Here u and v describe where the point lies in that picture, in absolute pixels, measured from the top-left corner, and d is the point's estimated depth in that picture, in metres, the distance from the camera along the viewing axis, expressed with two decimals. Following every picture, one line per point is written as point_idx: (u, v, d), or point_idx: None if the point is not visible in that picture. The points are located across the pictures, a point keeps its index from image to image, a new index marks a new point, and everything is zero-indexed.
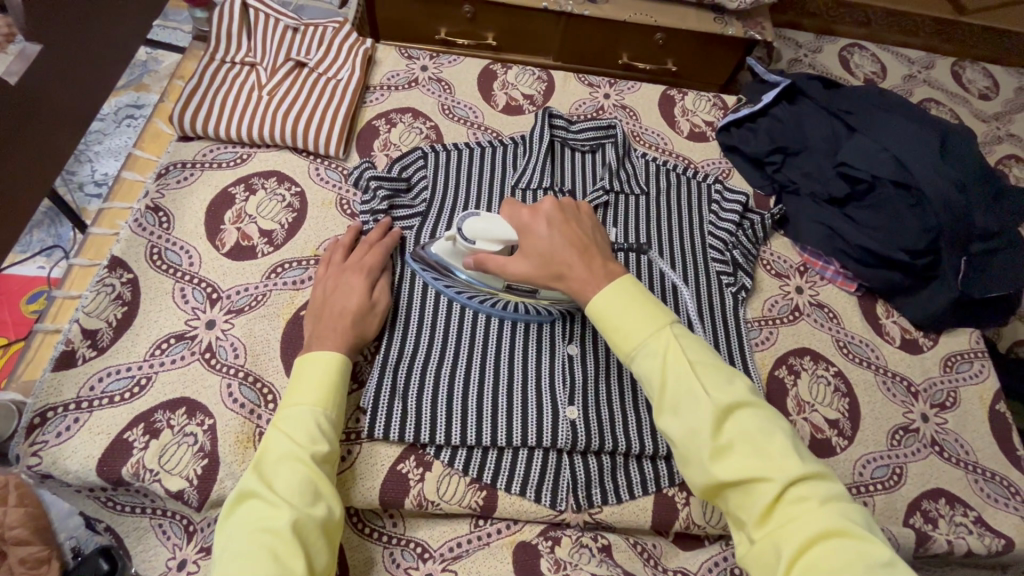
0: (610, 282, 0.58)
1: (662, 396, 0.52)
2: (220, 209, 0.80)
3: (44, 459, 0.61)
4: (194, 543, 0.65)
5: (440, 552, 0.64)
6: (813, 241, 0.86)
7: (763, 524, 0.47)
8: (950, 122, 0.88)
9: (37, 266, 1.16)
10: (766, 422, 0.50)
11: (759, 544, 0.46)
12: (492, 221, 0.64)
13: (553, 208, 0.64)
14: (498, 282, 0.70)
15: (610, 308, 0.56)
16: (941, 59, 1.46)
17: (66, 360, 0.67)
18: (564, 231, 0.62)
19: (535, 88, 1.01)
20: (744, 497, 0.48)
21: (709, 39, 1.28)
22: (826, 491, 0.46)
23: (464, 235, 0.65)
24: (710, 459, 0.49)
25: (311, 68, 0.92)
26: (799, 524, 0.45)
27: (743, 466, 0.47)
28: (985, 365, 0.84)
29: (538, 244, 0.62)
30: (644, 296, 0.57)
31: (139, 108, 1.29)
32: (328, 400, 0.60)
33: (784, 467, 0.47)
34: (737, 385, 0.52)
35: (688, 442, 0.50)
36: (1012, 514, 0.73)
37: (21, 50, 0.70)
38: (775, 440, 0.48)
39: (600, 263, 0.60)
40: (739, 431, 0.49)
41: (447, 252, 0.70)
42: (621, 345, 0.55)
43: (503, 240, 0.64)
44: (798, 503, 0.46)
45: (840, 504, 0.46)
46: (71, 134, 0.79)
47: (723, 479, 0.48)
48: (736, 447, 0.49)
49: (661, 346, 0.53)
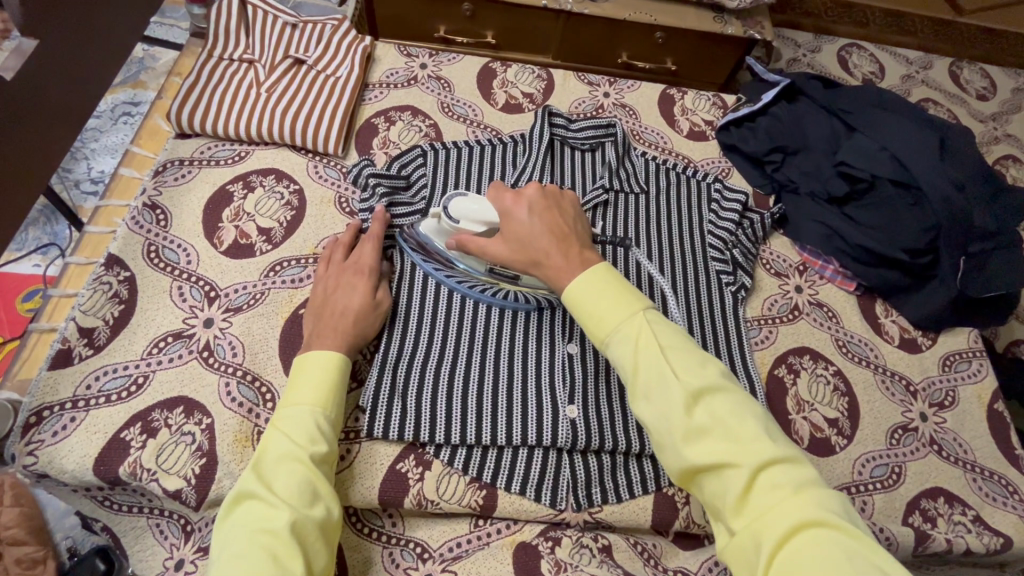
0: (585, 270, 0.57)
1: (636, 381, 0.51)
2: (217, 207, 0.80)
3: (39, 459, 0.61)
4: (191, 543, 0.64)
5: (440, 552, 0.64)
6: (812, 240, 0.86)
7: (740, 515, 0.46)
8: (949, 121, 0.89)
9: (32, 264, 1.15)
10: (740, 406, 0.49)
11: (738, 536, 0.45)
12: (479, 202, 0.67)
13: (536, 193, 0.63)
14: (482, 266, 0.71)
15: (584, 294, 0.56)
16: (939, 59, 1.47)
17: (62, 359, 0.67)
18: (545, 216, 0.61)
19: (535, 87, 1.00)
20: (719, 486, 0.47)
21: (709, 38, 1.28)
22: (800, 478, 0.46)
23: (449, 213, 0.68)
24: (683, 443, 0.48)
25: (309, 66, 0.91)
26: (777, 515, 0.44)
27: (715, 450, 0.47)
28: (983, 365, 0.84)
29: (517, 230, 0.61)
30: (618, 282, 0.57)
31: (136, 106, 1.28)
32: (327, 401, 0.59)
33: (753, 452, 0.46)
34: (710, 369, 0.51)
35: (661, 429, 0.49)
36: (1010, 513, 0.73)
37: (18, 46, 0.70)
38: (747, 423, 0.48)
39: (577, 251, 0.59)
40: (711, 415, 0.49)
41: (434, 229, 0.71)
42: (595, 332, 0.55)
43: (485, 221, 0.66)
44: (773, 491, 0.45)
45: (817, 491, 0.45)
46: (67, 130, 0.78)
47: (696, 463, 0.47)
48: (710, 431, 0.48)
49: (634, 331, 0.53)
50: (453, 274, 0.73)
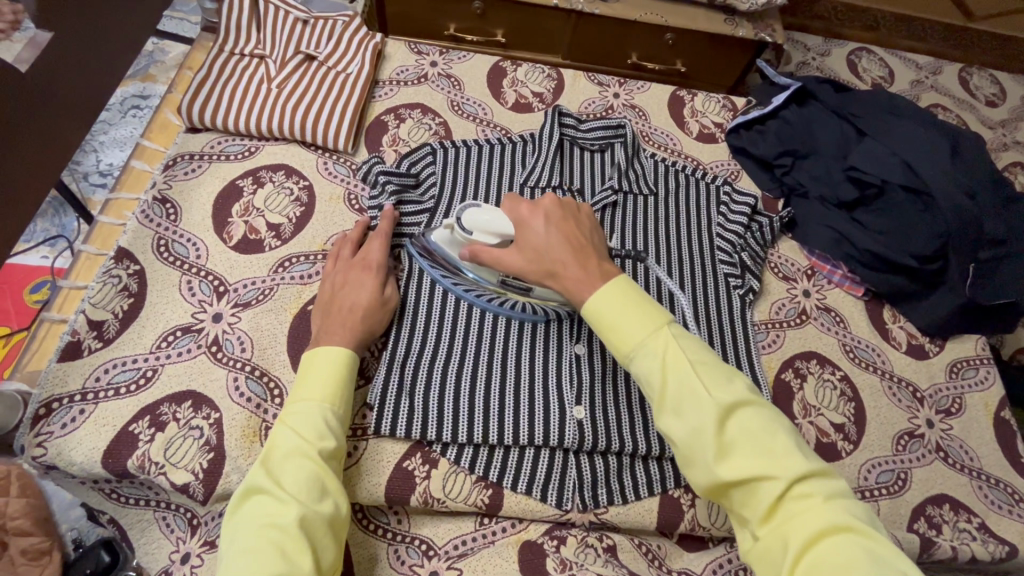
0: (606, 282, 0.58)
1: (663, 396, 0.51)
2: (226, 202, 0.80)
3: (48, 451, 0.61)
4: (197, 537, 0.64)
5: (445, 550, 0.64)
6: (822, 244, 0.86)
7: (768, 523, 0.46)
8: (961, 128, 0.88)
9: (40, 256, 1.15)
10: (770, 421, 0.50)
11: (764, 541, 0.46)
12: (493, 214, 0.65)
13: (553, 204, 0.63)
14: (494, 276, 0.69)
15: (605, 308, 0.56)
16: (949, 65, 1.46)
17: (72, 351, 0.67)
18: (562, 227, 0.62)
19: (545, 86, 1.00)
20: (748, 497, 0.48)
21: (719, 39, 1.28)
22: (831, 488, 0.46)
23: (463, 225, 0.66)
24: (713, 460, 0.48)
25: (319, 62, 0.91)
26: (803, 521, 0.45)
27: (748, 465, 0.47)
28: (990, 372, 0.84)
29: (534, 240, 0.61)
30: (639, 296, 0.57)
31: (146, 100, 1.28)
32: (335, 396, 0.60)
33: (786, 466, 0.47)
34: (737, 384, 0.51)
35: (691, 443, 0.49)
36: (1015, 521, 0.73)
37: (31, 38, 0.70)
38: (778, 438, 0.48)
39: (594, 263, 0.59)
40: (743, 431, 0.49)
41: (446, 239, 0.69)
42: (620, 345, 0.55)
43: (500, 234, 0.64)
44: (804, 501, 0.46)
45: (843, 501, 0.46)
46: (78, 123, 0.78)
47: (727, 478, 0.47)
48: (739, 447, 0.48)
49: (660, 347, 0.53)
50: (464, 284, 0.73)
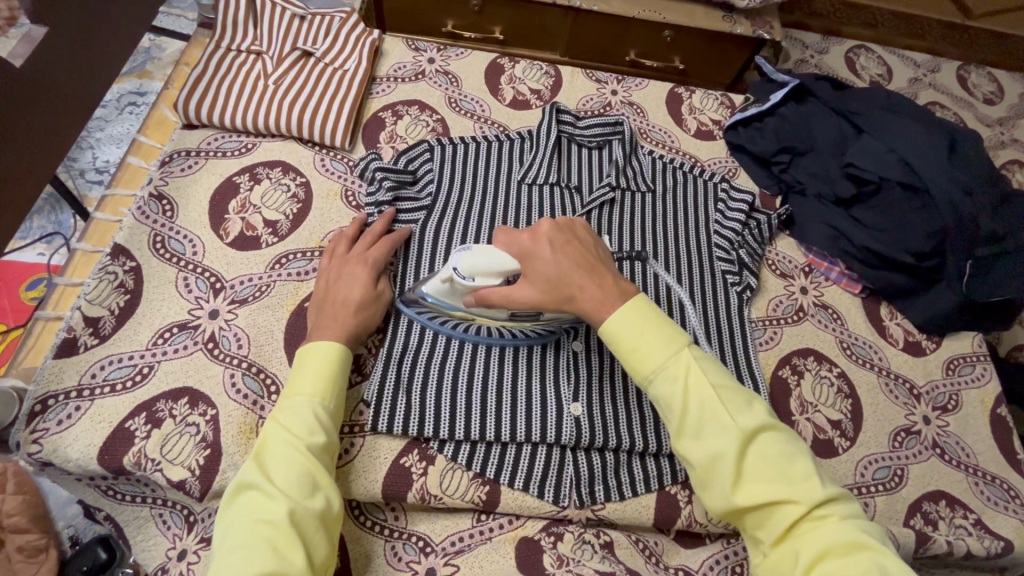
0: (623, 303, 0.57)
1: (683, 423, 0.52)
2: (222, 199, 0.79)
3: (44, 448, 0.61)
4: (194, 534, 0.64)
5: (442, 546, 0.64)
6: (819, 242, 0.86)
7: (782, 542, 0.48)
8: (959, 124, 0.88)
9: (37, 253, 1.15)
10: (789, 445, 0.51)
11: (777, 560, 0.48)
12: (484, 252, 0.61)
13: (551, 222, 0.62)
14: (502, 314, 0.65)
15: (625, 331, 0.56)
16: (947, 63, 1.46)
17: (68, 348, 0.67)
18: (567, 253, 0.60)
19: (542, 83, 1.00)
20: (765, 517, 0.49)
21: (717, 37, 1.28)
22: (846, 509, 0.48)
23: (461, 274, 0.61)
24: (730, 486, 0.50)
25: (316, 58, 0.91)
26: (818, 538, 0.46)
27: (767, 490, 0.49)
28: (987, 369, 0.84)
29: (543, 269, 0.59)
30: (657, 316, 0.57)
31: (142, 96, 1.28)
32: (326, 391, 0.59)
33: (806, 491, 0.48)
34: (757, 409, 0.53)
35: (710, 467, 0.51)
36: (1012, 517, 0.73)
37: (26, 33, 0.70)
38: (798, 463, 0.50)
39: (611, 280, 0.59)
40: (762, 457, 0.50)
41: (445, 292, 0.64)
42: (638, 368, 0.55)
43: (502, 271, 0.60)
44: (820, 520, 0.47)
45: (860, 523, 0.48)
46: (74, 120, 0.77)
47: (745, 504, 0.49)
48: (755, 471, 0.50)
49: (681, 370, 0.54)
50: (446, 319, 0.69)
